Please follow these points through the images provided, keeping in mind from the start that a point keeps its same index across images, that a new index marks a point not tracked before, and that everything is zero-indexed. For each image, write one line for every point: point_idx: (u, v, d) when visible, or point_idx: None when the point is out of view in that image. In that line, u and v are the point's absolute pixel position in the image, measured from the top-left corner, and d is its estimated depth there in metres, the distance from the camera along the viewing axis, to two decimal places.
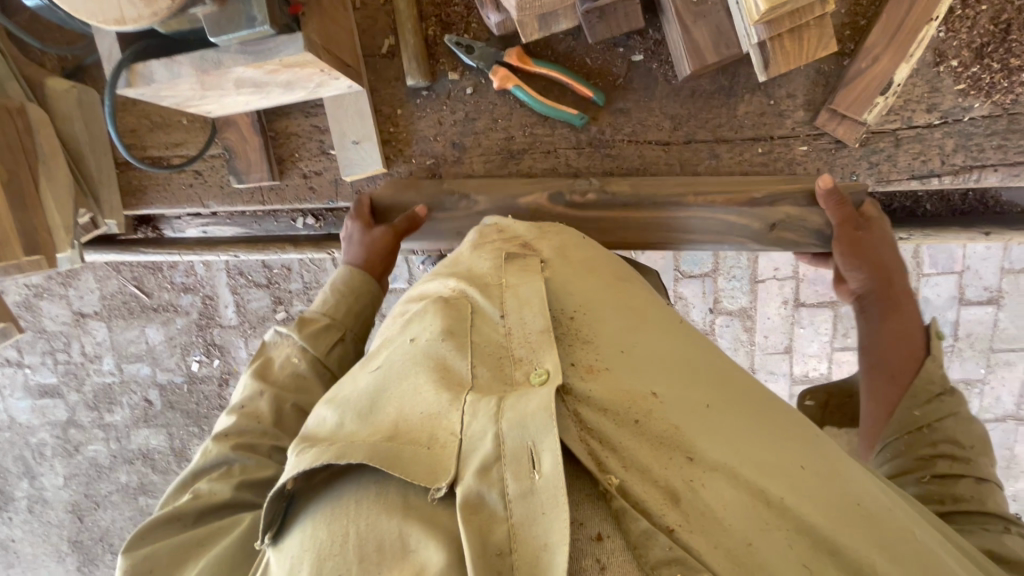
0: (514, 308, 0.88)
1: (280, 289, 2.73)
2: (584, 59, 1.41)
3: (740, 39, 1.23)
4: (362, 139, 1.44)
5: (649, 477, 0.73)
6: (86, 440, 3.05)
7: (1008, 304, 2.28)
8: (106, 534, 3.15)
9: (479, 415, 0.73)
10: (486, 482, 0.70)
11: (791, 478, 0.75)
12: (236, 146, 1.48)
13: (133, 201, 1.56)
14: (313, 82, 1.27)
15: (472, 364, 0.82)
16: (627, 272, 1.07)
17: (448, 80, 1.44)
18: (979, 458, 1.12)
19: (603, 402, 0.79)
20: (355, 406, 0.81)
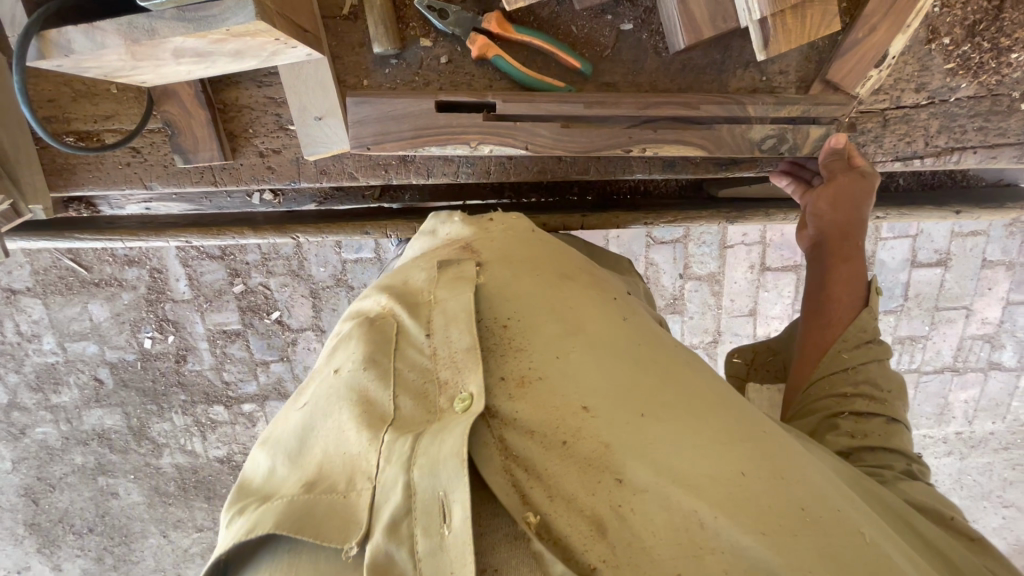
0: (440, 328, 0.93)
1: (236, 261, 2.59)
2: (570, 26, 1.30)
3: (738, 12, 1.15)
4: (325, 115, 1.29)
5: (574, 506, 0.76)
6: (32, 423, 2.86)
7: (955, 266, 2.40)
8: (65, 515, 3.03)
9: (393, 463, 0.79)
10: (395, 539, 0.75)
11: (727, 491, 0.76)
12: (179, 121, 1.30)
13: (60, 182, 1.38)
14: (266, 51, 1.12)
15: (394, 398, 0.88)
16: (573, 275, 1.10)
17: (420, 48, 1.30)
18: (896, 402, 1.06)
19: (530, 425, 0.82)
20: (290, 453, 0.89)
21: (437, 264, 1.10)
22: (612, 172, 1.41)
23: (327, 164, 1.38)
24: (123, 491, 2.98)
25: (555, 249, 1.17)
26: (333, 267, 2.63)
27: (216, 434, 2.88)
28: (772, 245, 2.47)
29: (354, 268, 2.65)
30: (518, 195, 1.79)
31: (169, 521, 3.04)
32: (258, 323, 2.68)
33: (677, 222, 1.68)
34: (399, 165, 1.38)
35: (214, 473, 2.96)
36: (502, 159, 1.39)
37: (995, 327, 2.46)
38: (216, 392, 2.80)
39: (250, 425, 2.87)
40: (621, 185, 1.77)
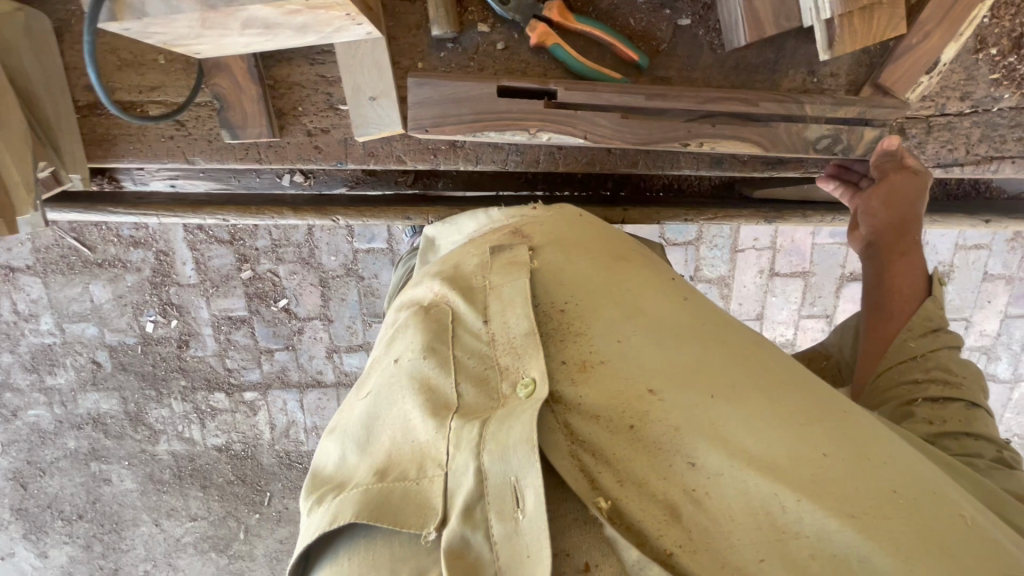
0: (497, 312, 0.88)
1: (245, 246, 2.55)
2: (628, 19, 1.30)
3: (802, 12, 1.17)
4: (379, 96, 1.27)
5: (646, 490, 0.72)
6: (24, 405, 2.78)
7: (958, 278, 2.41)
8: (54, 501, 2.95)
9: (462, 447, 0.75)
10: (471, 524, 0.71)
11: (811, 475, 0.71)
12: (229, 95, 1.28)
13: (99, 152, 1.34)
14: (330, 28, 1.11)
15: (456, 383, 0.84)
16: (627, 248, 1.04)
17: (477, 33, 1.29)
18: (974, 388, 1.05)
19: (595, 409, 0.78)
20: (355, 438, 0.85)
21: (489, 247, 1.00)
22: (660, 167, 1.42)
23: (376, 146, 1.36)
24: (115, 478, 2.91)
25: (607, 223, 1.11)
26: (343, 257, 2.59)
27: (215, 422, 2.83)
28: (783, 251, 2.50)
29: (365, 258, 2.62)
30: (551, 188, 1.78)
31: (162, 509, 2.98)
32: (264, 310, 2.63)
33: (713, 219, 1.71)
34: (449, 151, 1.36)
35: (211, 462, 2.90)
36: (551, 149, 1.39)
37: (994, 339, 2.45)
38: (218, 379, 2.75)
39: (250, 414, 2.81)
40: (654, 181, 1.78)
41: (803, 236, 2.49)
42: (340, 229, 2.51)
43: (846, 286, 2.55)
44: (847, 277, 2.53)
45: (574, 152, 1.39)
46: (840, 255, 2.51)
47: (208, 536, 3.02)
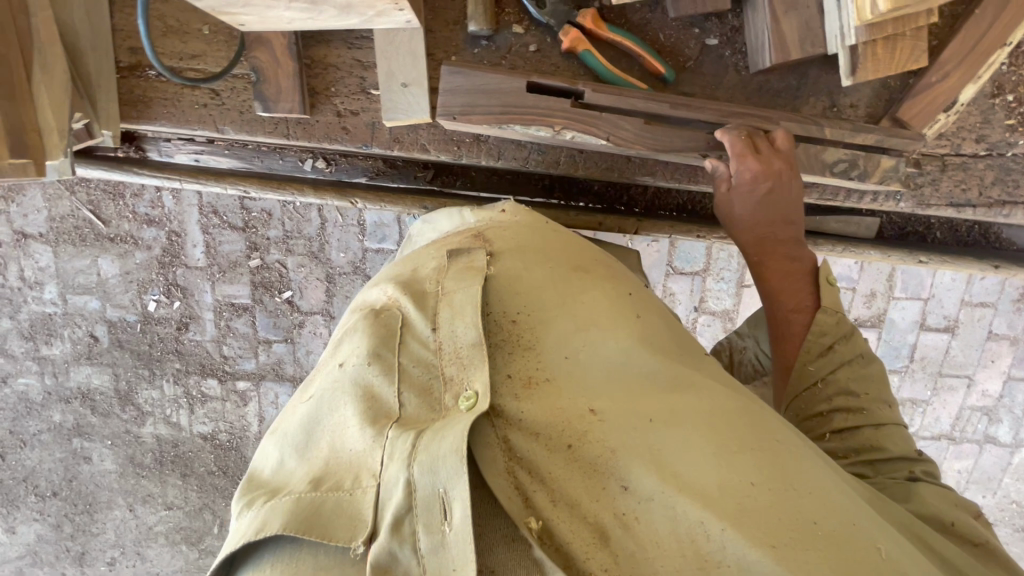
0: (446, 321, 0.82)
1: (257, 235, 2.54)
2: (658, 34, 1.34)
3: (827, 39, 1.20)
4: (412, 83, 1.31)
5: (578, 513, 0.70)
6: (17, 373, 2.77)
7: (962, 334, 2.32)
8: (31, 475, 2.90)
9: (393, 459, 0.70)
10: (398, 538, 0.68)
11: (743, 504, 0.69)
12: (266, 69, 1.31)
13: (133, 113, 1.37)
14: (374, 11, 1.15)
15: (398, 391, 0.79)
16: (589, 258, 1.01)
17: (511, 34, 1.34)
18: (876, 404, 1.02)
19: (534, 425, 0.74)
20: (294, 442, 0.82)
21: (447, 251, 0.97)
22: (677, 179, 1.45)
23: (402, 133, 1.39)
24: (96, 457, 2.87)
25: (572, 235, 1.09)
26: (352, 254, 2.58)
27: (204, 409, 2.80)
28: None
29: (373, 258, 2.61)
30: (567, 198, 1.82)
31: (138, 494, 2.92)
32: (268, 300, 2.62)
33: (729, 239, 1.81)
34: (472, 145, 1.40)
35: (193, 449, 2.86)
36: (572, 151, 1.42)
37: (995, 400, 2.38)
38: (213, 365, 2.73)
39: (240, 405, 2.79)
40: (667, 201, 1.83)
41: None
42: (351, 224, 2.53)
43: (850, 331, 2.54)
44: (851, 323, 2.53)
45: (594, 156, 1.42)
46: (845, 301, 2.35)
47: (182, 526, 2.96)
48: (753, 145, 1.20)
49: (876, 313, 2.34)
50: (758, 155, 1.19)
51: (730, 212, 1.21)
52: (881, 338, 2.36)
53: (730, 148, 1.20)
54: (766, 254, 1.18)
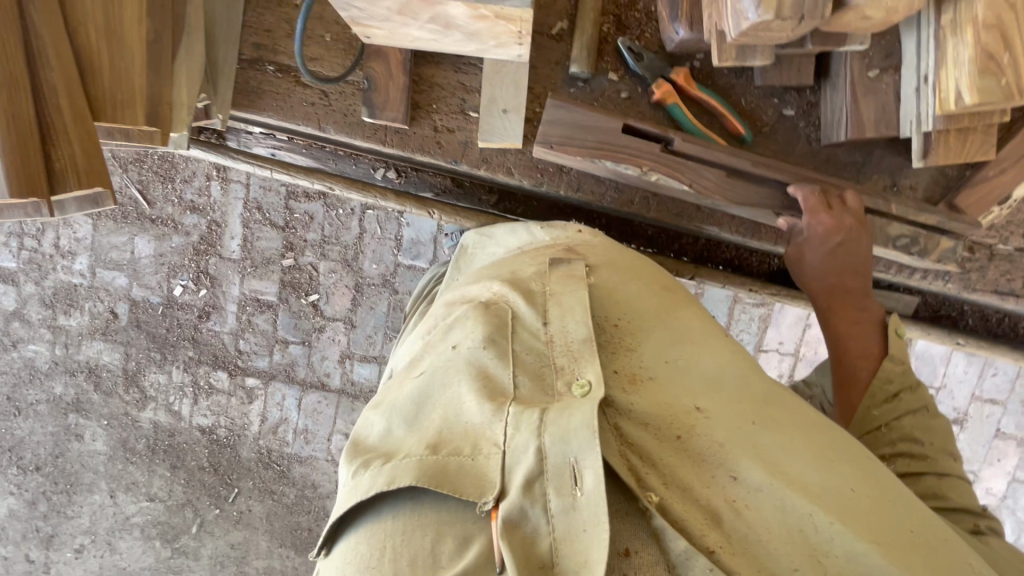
0: (556, 317, 0.95)
1: (296, 236, 2.53)
2: (740, 99, 1.45)
3: (902, 123, 1.30)
4: (511, 110, 1.41)
5: (690, 496, 0.75)
6: (28, 339, 2.74)
7: (970, 427, 2.37)
8: (18, 445, 2.85)
9: (522, 429, 0.76)
10: (529, 497, 0.72)
11: (842, 502, 0.76)
12: (379, 79, 1.41)
13: (244, 102, 1.46)
14: (495, 41, 1.26)
15: (512, 374, 0.87)
16: (671, 293, 1.14)
17: (607, 79, 1.45)
18: (939, 456, 1.09)
19: (644, 416, 0.83)
20: (406, 412, 0.89)
21: (547, 259, 1.10)
22: (742, 233, 1.54)
23: (491, 154, 1.48)
24: (88, 436, 2.82)
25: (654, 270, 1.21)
26: (384, 267, 2.55)
27: (208, 401, 2.76)
28: (804, 360, 2.56)
29: (404, 275, 2.56)
30: (621, 236, 1.90)
31: (122, 480, 2.85)
32: (293, 300, 2.60)
33: (777, 297, 1.88)
34: (555, 174, 1.49)
35: (189, 442, 2.80)
36: (648, 194, 1.51)
37: (997, 499, 2.41)
38: (225, 357, 2.70)
39: (245, 401, 2.74)
40: (717, 254, 1.92)
41: None
42: (389, 237, 2.51)
43: None
44: None
45: (667, 200, 1.51)
46: None
47: (159, 521, 2.87)
48: (827, 201, 1.32)
49: None
50: (832, 211, 1.31)
51: (802, 261, 1.35)
52: None
53: (803, 203, 1.33)
54: (834, 304, 1.30)
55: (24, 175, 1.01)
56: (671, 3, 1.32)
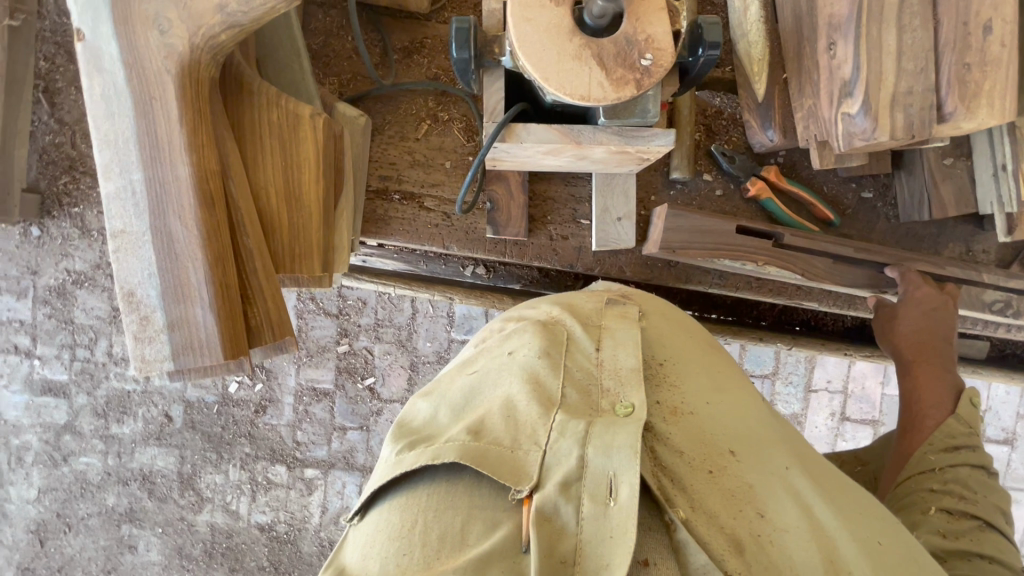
0: (609, 346, 1.08)
1: (350, 321, 2.58)
2: (823, 186, 1.61)
3: (981, 203, 1.46)
4: (624, 217, 1.54)
5: (717, 524, 0.89)
6: (79, 451, 2.64)
7: (1021, 446, 2.48)
8: (68, 563, 2.75)
9: (567, 435, 0.91)
10: (564, 495, 0.86)
11: (850, 550, 0.91)
12: (501, 200, 1.54)
13: (373, 229, 1.58)
14: (618, 164, 1.39)
15: (561, 384, 1.02)
16: (711, 338, 1.28)
17: (703, 180, 1.60)
18: (990, 510, 1.17)
19: (682, 449, 0.97)
20: (452, 404, 1.06)
21: (607, 298, 1.21)
22: (839, 308, 1.66)
23: (603, 256, 1.61)
24: (142, 546, 2.73)
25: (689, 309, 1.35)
26: (438, 344, 2.62)
27: (266, 497, 2.70)
28: (854, 397, 2.65)
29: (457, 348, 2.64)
30: (704, 310, 2.02)
31: None
32: (349, 386, 2.62)
33: (861, 356, 1.99)
34: (665, 269, 1.60)
35: (248, 542, 2.72)
36: (749, 278, 1.63)
37: None
38: (283, 451, 2.66)
39: (305, 493, 2.70)
40: (794, 316, 2.05)
41: (873, 385, 2.66)
42: (441, 315, 2.59)
43: None
44: None
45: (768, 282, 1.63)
46: None
47: None
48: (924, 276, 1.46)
49: None
50: (930, 284, 1.44)
51: (895, 319, 1.46)
52: None
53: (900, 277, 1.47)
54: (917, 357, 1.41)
55: (231, 338, 1.09)
56: (762, 115, 1.47)
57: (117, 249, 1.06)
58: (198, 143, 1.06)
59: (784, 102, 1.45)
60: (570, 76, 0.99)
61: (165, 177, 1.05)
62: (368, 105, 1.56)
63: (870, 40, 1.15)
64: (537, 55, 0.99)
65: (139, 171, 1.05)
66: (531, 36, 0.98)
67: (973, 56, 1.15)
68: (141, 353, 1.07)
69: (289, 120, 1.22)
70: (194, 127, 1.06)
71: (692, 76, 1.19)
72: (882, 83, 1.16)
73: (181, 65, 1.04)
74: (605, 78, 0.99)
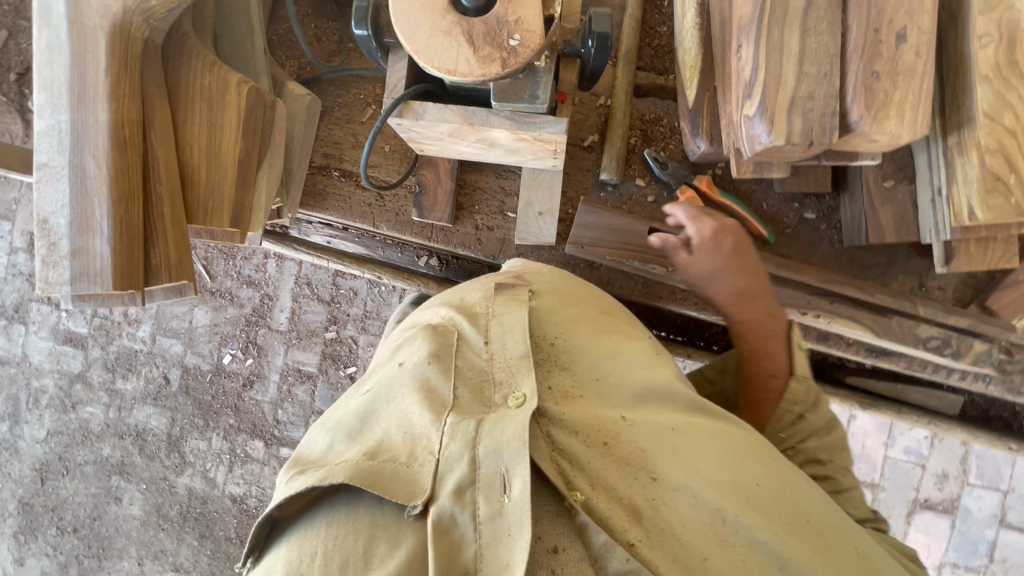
0: (497, 336, 1.01)
1: (340, 310, 2.55)
2: (761, 203, 1.55)
3: (921, 229, 1.36)
4: (546, 212, 1.54)
5: (614, 495, 0.85)
6: (86, 401, 2.82)
7: None
8: (61, 505, 2.88)
9: (457, 438, 0.83)
10: (460, 503, 0.79)
11: (749, 494, 0.87)
12: (429, 185, 1.59)
13: (311, 202, 1.67)
14: (532, 155, 1.40)
15: (454, 387, 0.93)
16: (612, 307, 1.23)
17: (634, 185, 1.58)
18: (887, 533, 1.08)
19: (575, 426, 0.91)
20: (345, 428, 0.93)
21: (494, 286, 1.14)
22: None
23: (526, 250, 1.61)
24: (126, 499, 2.82)
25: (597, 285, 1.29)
26: None
27: (242, 469, 2.72)
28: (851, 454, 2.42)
29: None
30: (651, 324, 1.95)
31: (151, 548, 2.81)
32: (331, 372, 2.59)
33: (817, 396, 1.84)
34: (587, 270, 1.59)
35: (220, 511, 2.75)
36: (674, 288, 1.58)
37: None
38: (263, 426, 2.68)
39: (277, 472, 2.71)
40: None
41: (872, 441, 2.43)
42: None
43: (919, 512, 2.32)
44: (921, 504, 2.32)
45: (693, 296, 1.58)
46: (915, 477, 2.33)
47: None
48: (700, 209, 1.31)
49: (949, 497, 2.31)
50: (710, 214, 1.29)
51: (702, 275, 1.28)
52: (955, 527, 2.30)
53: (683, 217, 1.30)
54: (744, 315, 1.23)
55: (126, 271, 1.19)
56: (692, 121, 1.45)
57: (40, 180, 1.19)
58: (119, 94, 1.19)
59: (713, 110, 1.43)
60: (438, 51, 1.03)
61: (86, 120, 1.18)
62: (322, 88, 1.67)
63: (771, 42, 1.13)
64: (410, 28, 1.04)
65: (66, 114, 1.18)
66: (406, 12, 1.04)
67: (883, 65, 1.10)
68: (45, 275, 1.19)
69: (218, 84, 1.34)
70: (117, 79, 1.19)
71: (590, 69, 1.21)
72: (780, 87, 1.12)
73: (113, 23, 1.18)
74: (471, 55, 1.03)
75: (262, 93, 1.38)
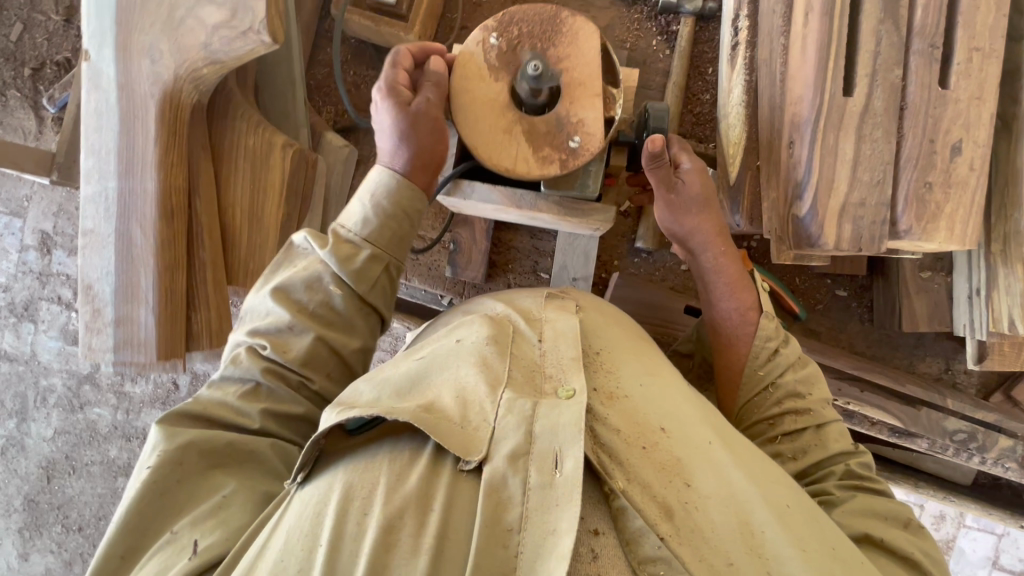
0: (551, 338, 0.97)
1: None
2: (795, 278, 1.55)
3: (955, 321, 1.37)
4: (580, 277, 1.53)
5: (648, 492, 0.80)
6: (94, 400, 2.53)
7: None
8: (67, 504, 2.57)
9: (514, 413, 0.81)
10: (513, 467, 0.76)
11: (781, 509, 0.81)
12: (464, 244, 1.59)
13: None
14: (574, 228, 1.39)
15: (508, 368, 0.90)
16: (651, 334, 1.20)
17: (668, 254, 1.59)
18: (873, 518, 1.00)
19: (617, 425, 0.87)
20: (397, 386, 0.91)
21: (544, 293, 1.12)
22: None
23: None
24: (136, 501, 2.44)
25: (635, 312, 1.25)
26: None
27: None
28: None
29: None
30: None
31: None
32: None
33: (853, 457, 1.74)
34: None
35: None
36: None
37: None
38: None
39: None
40: None
41: None
42: None
43: None
44: None
45: None
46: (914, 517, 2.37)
47: None
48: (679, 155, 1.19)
49: (945, 537, 2.35)
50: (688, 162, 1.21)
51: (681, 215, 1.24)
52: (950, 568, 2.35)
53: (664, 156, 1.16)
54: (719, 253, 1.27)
55: (168, 342, 1.19)
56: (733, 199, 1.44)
57: (86, 246, 1.20)
58: (167, 163, 1.18)
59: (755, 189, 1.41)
60: (497, 148, 1.03)
61: (134, 188, 1.17)
62: (359, 136, 1.66)
63: (826, 145, 1.13)
64: (469, 125, 1.03)
65: (114, 181, 1.17)
66: (467, 107, 1.03)
67: (936, 176, 1.11)
68: (89, 342, 1.20)
69: (263, 146, 1.32)
70: (166, 148, 1.18)
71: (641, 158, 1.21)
72: (833, 191, 1.13)
73: (163, 92, 1.16)
74: (530, 154, 1.03)
75: (305, 153, 1.37)
